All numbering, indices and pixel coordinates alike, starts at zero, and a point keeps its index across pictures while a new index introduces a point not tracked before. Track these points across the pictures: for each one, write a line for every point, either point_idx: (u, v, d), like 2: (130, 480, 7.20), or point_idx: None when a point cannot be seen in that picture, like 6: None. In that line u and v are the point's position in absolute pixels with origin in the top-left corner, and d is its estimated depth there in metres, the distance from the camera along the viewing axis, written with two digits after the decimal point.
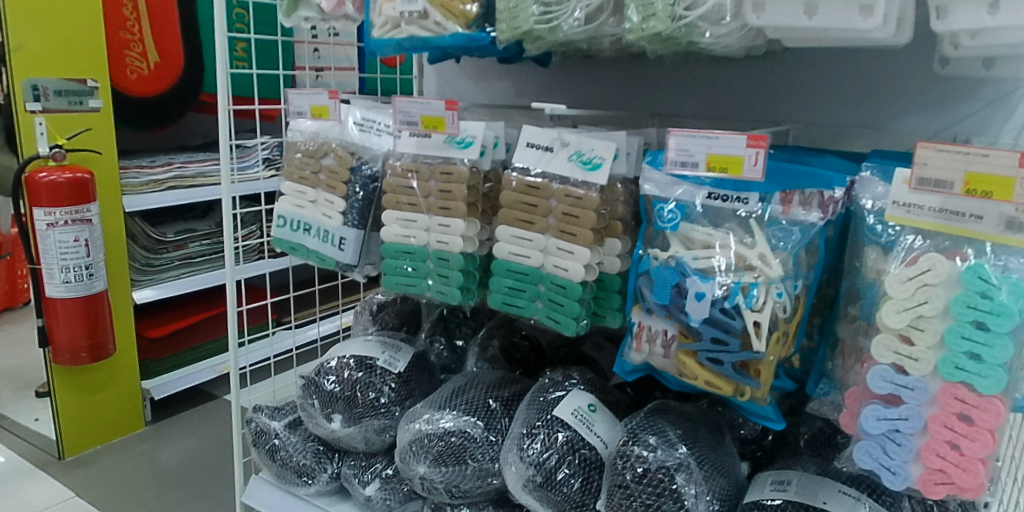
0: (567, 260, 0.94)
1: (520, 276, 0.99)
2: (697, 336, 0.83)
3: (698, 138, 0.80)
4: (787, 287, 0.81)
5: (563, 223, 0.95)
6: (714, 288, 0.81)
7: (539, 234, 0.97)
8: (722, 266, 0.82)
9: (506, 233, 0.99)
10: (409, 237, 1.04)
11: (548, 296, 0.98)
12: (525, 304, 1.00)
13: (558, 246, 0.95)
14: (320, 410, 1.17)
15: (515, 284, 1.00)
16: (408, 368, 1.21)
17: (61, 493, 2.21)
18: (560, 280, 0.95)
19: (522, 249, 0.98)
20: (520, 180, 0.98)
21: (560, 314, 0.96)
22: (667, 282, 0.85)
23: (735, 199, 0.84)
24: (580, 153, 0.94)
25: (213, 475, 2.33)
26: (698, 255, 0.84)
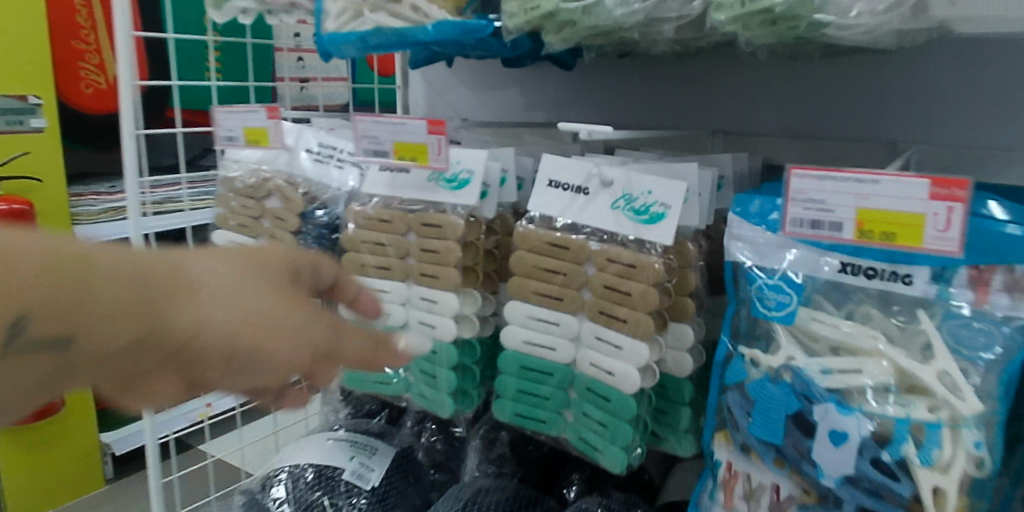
0: (613, 358, 0.62)
1: (540, 377, 0.68)
2: (829, 498, 0.51)
3: (845, 184, 0.47)
4: (991, 429, 0.47)
5: (606, 300, 0.63)
6: (861, 425, 0.49)
7: (569, 316, 0.66)
8: (874, 387, 0.50)
9: (519, 312, 0.68)
10: (382, 314, 0.73)
11: (583, 410, 0.66)
12: (549, 417, 0.68)
13: (599, 336, 0.64)
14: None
15: (531, 389, 0.68)
16: (385, 480, 0.89)
17: None
18: (602, 388, 0.64)
19: (543, 337, 0.67)
20: (539, 237, 0.67)
21: (600, 440, 0.64)
22: (777, 408, 0.53)
23: (891, 277, 0.51)
24: (628, 197, 0.62)
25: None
26: (830, 367, 0.52)
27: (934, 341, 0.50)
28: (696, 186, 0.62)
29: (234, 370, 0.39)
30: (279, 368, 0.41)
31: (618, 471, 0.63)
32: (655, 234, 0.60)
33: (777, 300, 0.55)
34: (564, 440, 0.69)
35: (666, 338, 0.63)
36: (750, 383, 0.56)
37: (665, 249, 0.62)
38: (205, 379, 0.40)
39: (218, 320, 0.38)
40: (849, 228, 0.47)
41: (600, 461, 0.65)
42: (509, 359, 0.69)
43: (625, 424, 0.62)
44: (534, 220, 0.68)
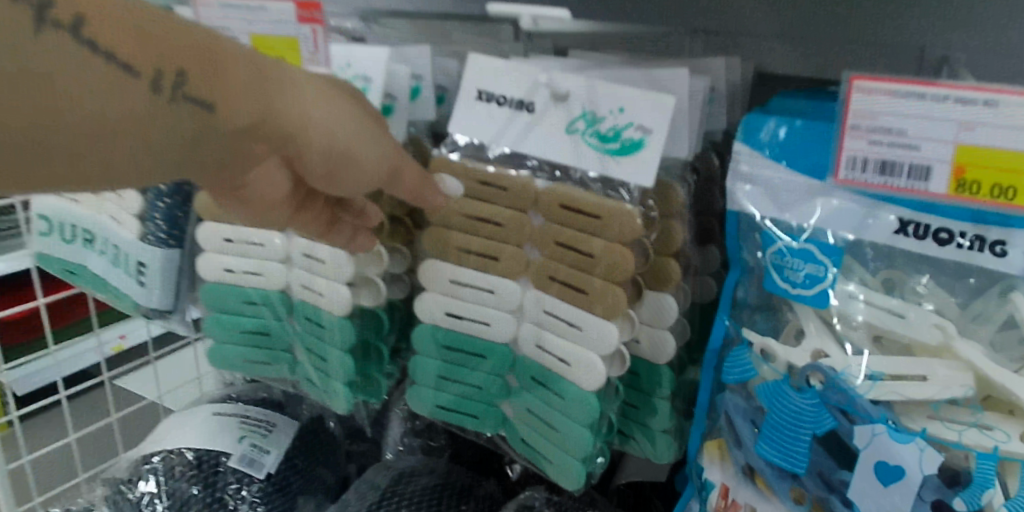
0: (574, 342, 0.46)
1: (470, 361, 0.51)
2: None
3: (944, 106, 0.30)
4: None
5: (560, 267, 0.46)
6: (926, 459, 0.34)
7: (506, 283, 0.48)
8: (944, 403, 0.35)
9: (439, 275, 0.50)
10: (254, 275, 0.58)
11: (526, 406, 0.50)
12: (480, 412, 0.52)
13: (550, 312, 0.47)
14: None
15: (458, 375, 0.52)
16: (284, 465, 0.68)
17: None
18: (555, 382, 0.47)
19: (470, 310, 0.50)
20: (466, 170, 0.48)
21: (549, 449, 0.49)
22: (800, 426, 0.38)
23: (979, 247, 0.34)
24: (591, 117, 0.44)
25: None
26: (881, 372, 0.36)
27: None
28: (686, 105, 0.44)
29: (326, 169, 0.41)
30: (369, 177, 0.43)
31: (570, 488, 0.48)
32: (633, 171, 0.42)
33: (806, 270, 0.38)
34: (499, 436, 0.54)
35: (640, 314, 0.47)
36: (762, 385, 0.40)
37: (644, 192, 0.44)
38: (298, 168, 0.41)
39: (329, 129, 0.39)
40: (938, 178, 0.31)
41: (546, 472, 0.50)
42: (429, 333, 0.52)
43: (584, 433, 0.46)
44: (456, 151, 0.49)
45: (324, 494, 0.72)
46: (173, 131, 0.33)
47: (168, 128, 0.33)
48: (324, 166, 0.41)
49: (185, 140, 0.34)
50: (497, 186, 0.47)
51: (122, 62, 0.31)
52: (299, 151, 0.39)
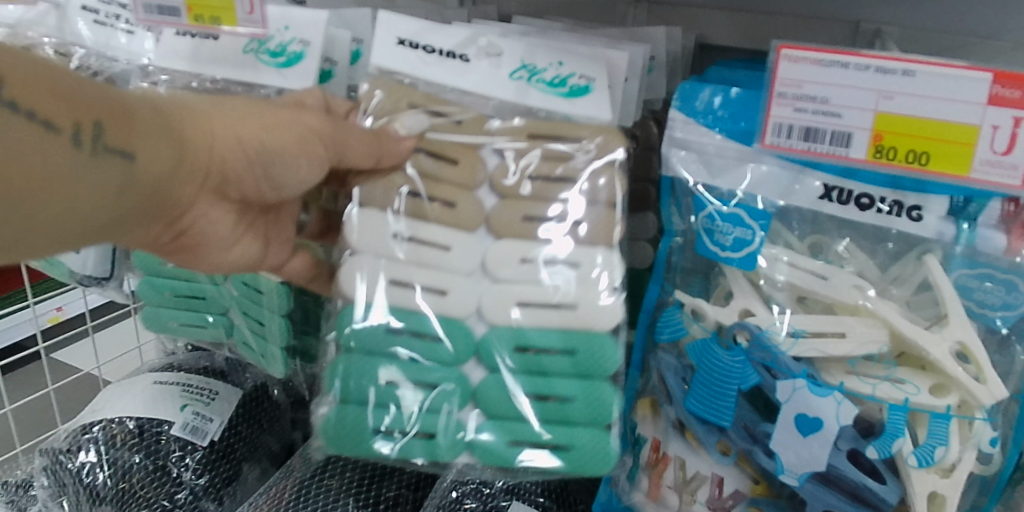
0: (558, 274, 0.42)
1: (410, 345, 0.43)
2: (788, 494, 0.40)
3: (866, 75, 0.32)
4: (1004, 414, 0.37)
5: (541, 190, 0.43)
6: (843, 410, 0.37)
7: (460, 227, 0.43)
8: (859, 359, 0.38)
9: (369, 220, 0.44)
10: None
11: (496, 396, 0.43)
12: (440, 423, 0.43)
13: (528, 257, 0.42)
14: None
15: (407, 373, 0.43)
16: (228, 431, 0.68)
17: None
18: (542, 339, 0.42)
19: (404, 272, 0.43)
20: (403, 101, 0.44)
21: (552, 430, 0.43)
22: (728, 383, 0.40)
23: (891, 211, 0.37)
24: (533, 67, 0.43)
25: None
26: (803, 330, 0.38)
27: (944, 296, 0.37)
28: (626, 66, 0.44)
29: (259, 174, 0.42)
30: (298, 175, 0.43)
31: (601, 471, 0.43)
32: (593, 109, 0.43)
33: (735, 234, 0.40)
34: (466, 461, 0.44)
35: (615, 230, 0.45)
36: (693, 344, 0.42)
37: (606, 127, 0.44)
38: (234, 190, 0.43)
39: (242, 134, 0.40)
40: (860, 142, 0.32)
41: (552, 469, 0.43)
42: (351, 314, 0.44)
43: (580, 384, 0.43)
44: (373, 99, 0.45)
45: (270, 458, 0.71)
46: (104, 183, 0.32)
47: (104, 176, 0.32)
48: (246, 171, 0.41)
49: (122, 189, 0.33)
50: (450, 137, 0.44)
51: (43, 119, 0.29)
52: (218, 163, 0.40)
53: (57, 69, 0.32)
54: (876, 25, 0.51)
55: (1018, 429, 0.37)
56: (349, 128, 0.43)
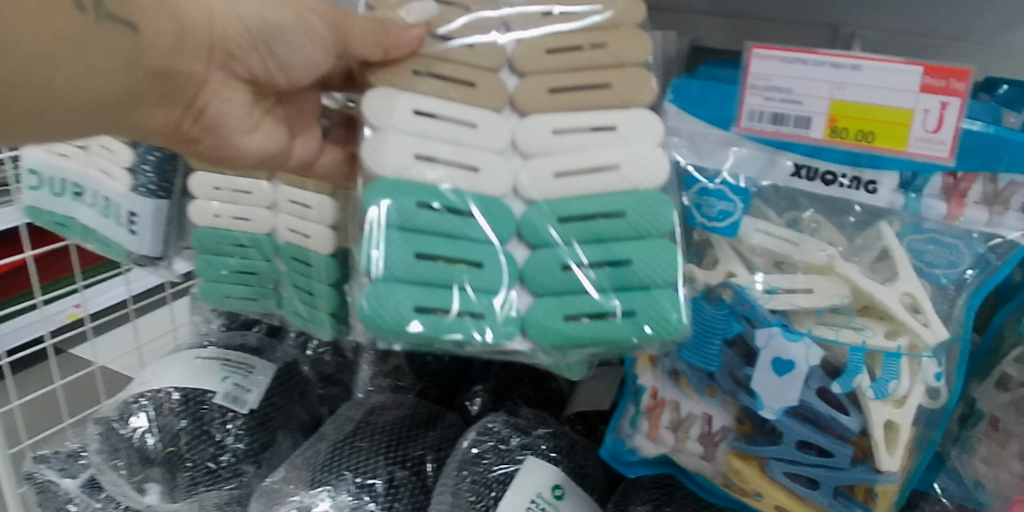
0: (587, 144, 0.46)
1: (455, 222, 0.46)
2: (766, 430, 0.46)
3: (824, 69, 0.41)
4: (946, 354, 0.44)
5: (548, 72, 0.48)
6: (810, 352, 0.44)
7: (491, 101, 0.47)
8: (824, 311, 0.44)
9: (404, 106, 0.47)
10: (243, 220, 0.61)
11: (548, 274, 0.46)
12: (488, 301, 0.45)
13: (558, 125, 0.47)
14: (125, 475, 0.70)
15: (451, 249, 0.46)
16: (265, 401, 0.74)
17: None
18: (585, 208, 0.46)
19: (449, 150, 0.47)
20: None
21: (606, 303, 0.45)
22: (716, 333, 0.46)
23: (852, 185, 0.44)
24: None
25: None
26: (777, 286, 0.45)
27: (897, 256, 0.44)
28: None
29: (262, 46, 0.50)
30: (303, 53, 0.51)
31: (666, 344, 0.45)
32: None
33: (720, 207, 0.47)
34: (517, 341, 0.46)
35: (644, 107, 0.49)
36: (684, 302, 0.48)
37: None
38: (243, 67, 0.51)
39: (236, 9, 0.48)
40: (819, 125, 0.41)
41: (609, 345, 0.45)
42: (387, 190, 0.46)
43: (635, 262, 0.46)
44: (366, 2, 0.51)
45: (302, 430, 0.78)
46: (114, 51, 0.43)
47: (114, 42, 0.43)
48: (250, 48, 0.50)
49: (131, 53, 0.44)
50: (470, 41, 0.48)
51: None
52: (218, 37, 0.49)
53: None
54: (845, 27, 0.58)
55: (960, 366, 0.44)
56: (356, 16, 0.48)
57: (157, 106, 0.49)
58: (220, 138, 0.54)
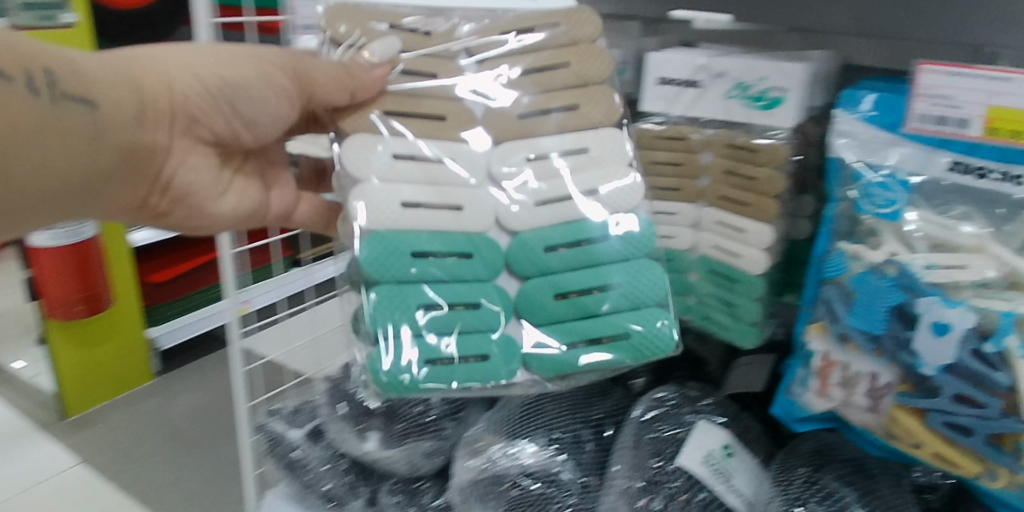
0: (559, 179, 0.65)
1: (449, 267, 0.64)
2: (925, 384, 0.54)
3: (984, 81, 0.50)
4: None
5: (493, 91, 0.66)
6: (964, 316, 0.52)
7: (461, 124, 0.66)
8: (976, 283, 0.52)
9: (383, 157, 0.63)
10: None
11: (545, 308, 0.65)
12: (495, 339, 0.65)
13: (530, 157, 0.66)
14: (350, 424, 0.79)
15: (450, 296, 0.64)
16: None
17: (60, 460, 1.71)
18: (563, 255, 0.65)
19: (438, 196, 0.64)
20: (357, 18, 0.66)
21: (589, 332, 0.65)
22: (881, 301, 0.55)
23: (1004, 177, 0.53)
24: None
25: (163, 457, 1.72)
26: (936, 261, 0.53)
27: None
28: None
29: (224, 102, 0.67)
30: (262, 104, 0.68)
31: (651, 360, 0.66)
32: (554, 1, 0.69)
33: (887, 198, 0.57)
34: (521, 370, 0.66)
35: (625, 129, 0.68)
36: (853, 277, 0.57)
37: (782, 135, 0.64)
38: (200, 125, 0.69)
39: (197, 75, 0.65)
40: (977, 125, 0.51)
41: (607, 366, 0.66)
42: (376, 252, 0.63)
43: (597, 290, 0.66)
44: (334, 25, 0.66)
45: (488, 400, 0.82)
46: (72, 121, 0.58)
47: (69, 114, 0.57)
48: (213, 111, 0.68)
49: (93, 130, 0.59)
50: (432, 81, 0.66)
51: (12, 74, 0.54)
52: (179, 102, 0.66)
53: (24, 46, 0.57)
54: (1001, 49, 0.63)
55: None
56: (327, 68, 0.63)
57: (133, 171, 0.67)
58: (190, 201, 0.74)
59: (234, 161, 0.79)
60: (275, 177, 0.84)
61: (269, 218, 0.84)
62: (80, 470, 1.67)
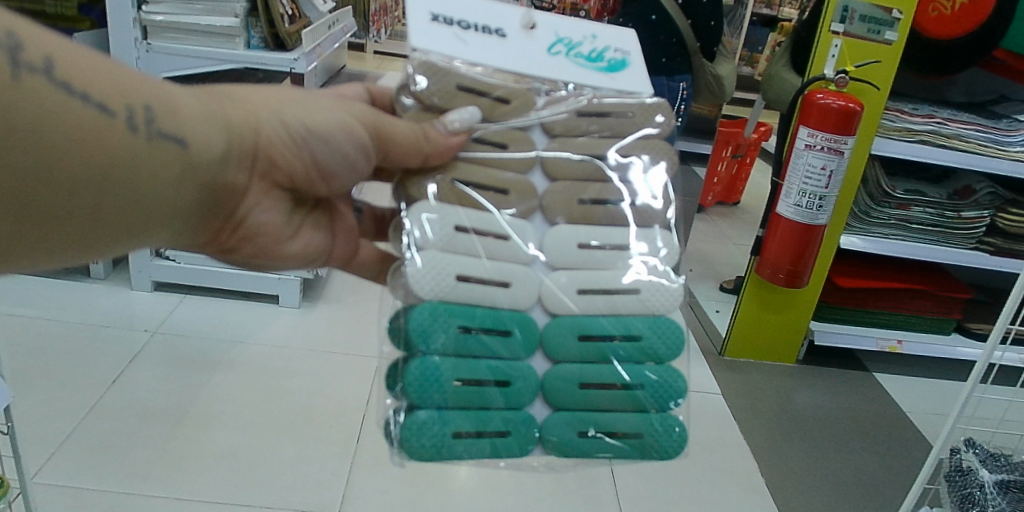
0: (608, 277, 0.78)
1: (492, 341, 0.75)
2: None
3: None
4: None
5: (573, 173, 0.77)
6: None
7: (522, 207, 0.76)
8: None
9: (444, 226, 0.73)
10: None
11: (569, 395, 0.78)
12: (507, 416, 0.76)
13: (582, 242, 0.77)
14: None
15: (488, 371, 0.75)
16: None
17: (709, 385, 1.86)
18: (593, 350, 0.77)
19: (487, 272, 0.75)
20: (448, 79, 0.74)
21: (607, 424, 0.78)
22: None
23: None
24: (567, 41, 0.78)
25: (788, 435, 1.71)
26: None
27: None
28: (639, 46, 0.82)
29: (305, 149, 0.72)
30: (339, 148, 0.73)
31: (661, 458, 0.80)
32: (630, 82, 0.78)
33: None
34: (539, 445, 0.78)
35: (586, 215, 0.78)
36: None
37: None
38: (278, 170, 0.72)
39: (285, 120, 0.70)
40: None
41: (616, 456, 0.78)
42: (422, 320, 0.73)
43: (620, 386, 0.78)
44: (426, 82, 0.73)
45: None
46: (164, 159, 0.59)
47: (159, 157, 0.58)
48: (293, 158, 0.72)
49: (185, 165, 0.61)
50: (497, 153, 0.76)
51: (103, 105, 0.54)
52: (265, 144, 0.69)
53: (114, 67, 0.57)
54: None
55: None
56: (396, 126, 0.72)
57: (213, 212, 0.68)
58: (259, 240, 0.77)
59: (305, 206, 0.82)
60: (340, 221, 0.87)
61: (334, 262, 0.87)
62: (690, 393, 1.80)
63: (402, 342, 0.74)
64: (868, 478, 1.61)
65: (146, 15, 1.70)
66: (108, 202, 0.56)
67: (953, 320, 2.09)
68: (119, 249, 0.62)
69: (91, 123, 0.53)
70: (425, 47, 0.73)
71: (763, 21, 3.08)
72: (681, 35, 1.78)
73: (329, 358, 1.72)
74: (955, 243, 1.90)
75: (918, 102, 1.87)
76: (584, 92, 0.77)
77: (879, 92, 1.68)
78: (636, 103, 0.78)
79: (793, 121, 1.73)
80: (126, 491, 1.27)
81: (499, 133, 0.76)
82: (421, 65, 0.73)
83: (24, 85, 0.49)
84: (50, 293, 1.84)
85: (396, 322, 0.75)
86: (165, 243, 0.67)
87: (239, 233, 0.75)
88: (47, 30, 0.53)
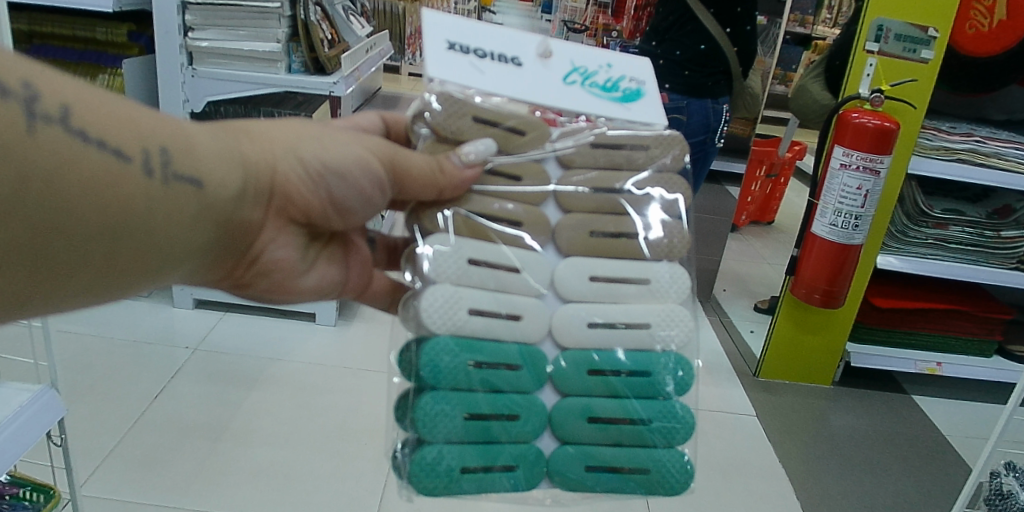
0: (620, 309, 0.78)
1: (504, 376, 0.75)
2: None
3: None
4: None
5: (588, 207, 0.78)
6: None
7: (536, 239, 0.77)
8: None
9: (456, 261, 0.74)
10: None
11: (578, 429, 0.77)
12: (515, 451, 0.76)
13: (594, 275, 0.77)
14: None
15: (496, 405, 0.75)
16: None
17: (741, 405, 1.84)
18: (603, 384, 0.78)
19: (498, 305, 0.75)
20: (464, 109, 0.74)
21: (614, 460, 0.78)
22: None
23: None
24: (582, 70, 0.77)
25: (824, 458, 1.68)
26: None
27: None
28: (654, 75, 0.82)
29: (322, 186, 0.71)
30: (355, 185, 0.72)
31: (665, 495, 0.79)
32: (644, 113, 0.78)
33: None
34: (547, 479, 0.78)
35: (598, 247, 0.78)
36: None
37: None
38: (295, 207, 0.72)
39: (302, 157, 0.70)
40: None
41: (620, 490, 0.78)
42: (434, 354, 0.73)
43: (629, 420, 0.78)
44: (440, 112, 0.74)
45: None
46: (180, 200, 0.59)
47: (174, 199, 0.58)
48: (311, 195, 0.71)
49: (200, 206, 0.61)
50: (511, 186, 0.76)
51: (119, 153, 0.54)
52: (281, 182, 0.69)
53: (134, 111, 0.58)
54: None
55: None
56: (412, 162, 0.72)
57: (228, 249, 0.69)
58: (275, 275, 0.78)
59: (321, 240, 0.83)
60: (355, 253, 0.87)
61: (348, 293, 0.88)
62: (722, 412, 1.79)
63: (413, 376, 0.75)
64: (906, 501, 1.57)
65: (193, 41, 1.76)
66: (123, 244, 0.57)
67: (994, 342, 2.04)
68: (139, 288, 0.63)
69: (108, 171, 0.53)
70: (441, 76, 0.72)
71: (797, 39, 3.06)
72: (727, 65, 1.80)
73: (362, 375, 1.73)
74: (996, 263, 1.86)
75: (956, 121, 1.86)
76: (598, 123, 0.78)
77: (915, 111, 1.66)
78: (651, 134, 0.79)
79: (828, 141, 1.71)
80: (167, 505, 1.30)
81: (514, 165, 0.76)
82: (440, 95, 0.74)
83: (40, 139, 0.50)
84: (95, 310, 1.89)
85: (408, 355, 0.75)
86: (183, 280, 0.68)
87: (255, 270, 0.75)
88: (66, 77, 0.55)
